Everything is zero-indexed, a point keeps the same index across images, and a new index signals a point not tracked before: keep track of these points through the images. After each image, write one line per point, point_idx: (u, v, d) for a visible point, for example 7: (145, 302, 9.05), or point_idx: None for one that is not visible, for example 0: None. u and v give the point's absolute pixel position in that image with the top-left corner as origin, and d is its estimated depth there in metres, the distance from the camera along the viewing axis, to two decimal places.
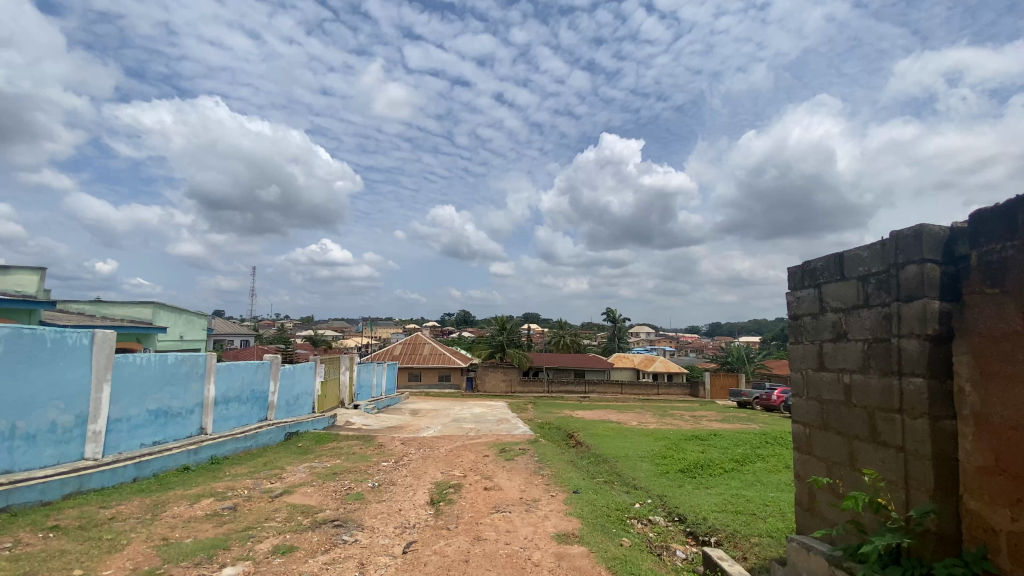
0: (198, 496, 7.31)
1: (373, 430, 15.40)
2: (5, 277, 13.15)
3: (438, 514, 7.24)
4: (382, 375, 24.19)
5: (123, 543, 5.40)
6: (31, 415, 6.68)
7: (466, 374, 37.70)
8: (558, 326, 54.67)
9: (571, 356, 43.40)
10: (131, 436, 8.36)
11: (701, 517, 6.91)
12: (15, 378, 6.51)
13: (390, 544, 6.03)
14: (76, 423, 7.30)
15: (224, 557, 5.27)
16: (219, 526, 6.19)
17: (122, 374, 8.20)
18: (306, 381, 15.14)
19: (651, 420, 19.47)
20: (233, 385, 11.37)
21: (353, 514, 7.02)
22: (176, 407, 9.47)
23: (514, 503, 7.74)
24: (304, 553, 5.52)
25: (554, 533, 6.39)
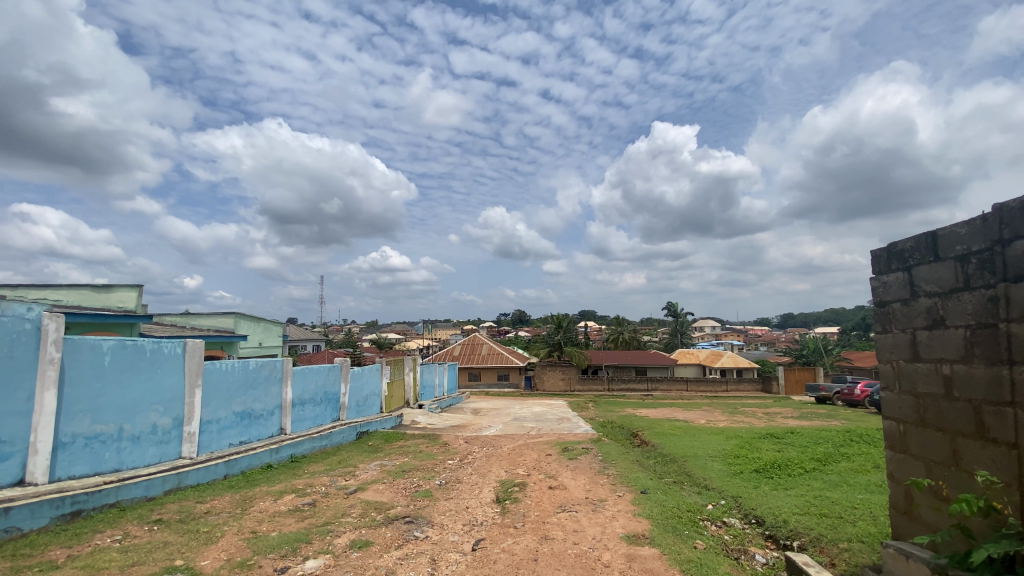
0: (281, 493, 7.81)
1: (438, 429, 15.79)
2: (110, 295, 14.72)
3: (505, 513, 7.28)
4: (444, 375, 24.77)
5: (217, 536, 5.86)
6: (136, 419, 7.40)
7: (525, 373, 37.86)
8: (616, 324, 53.68)
9: (632, 353, 42.43)
10: (221, 436, 9.07)
11: (781, 520, 6.51)
12: (122, 386, 7.20)
13: (459, 541, 6.14)
14: (173, 425, 8.03)
15: (307, 550, 5.59)
16: (300, 521, 6.57)
17: (211, 379, 8.90)
18: (374, 382, 15.79)
19: (720, 418, 18.62)
20: (308, 388, 12.05)
21: (422, 511, 7.23)
22: (258, 409, 10.17)
23: (580, 503, 7.64)
24: (379, 548, 5.74)
25: (623, 534, 6.25)
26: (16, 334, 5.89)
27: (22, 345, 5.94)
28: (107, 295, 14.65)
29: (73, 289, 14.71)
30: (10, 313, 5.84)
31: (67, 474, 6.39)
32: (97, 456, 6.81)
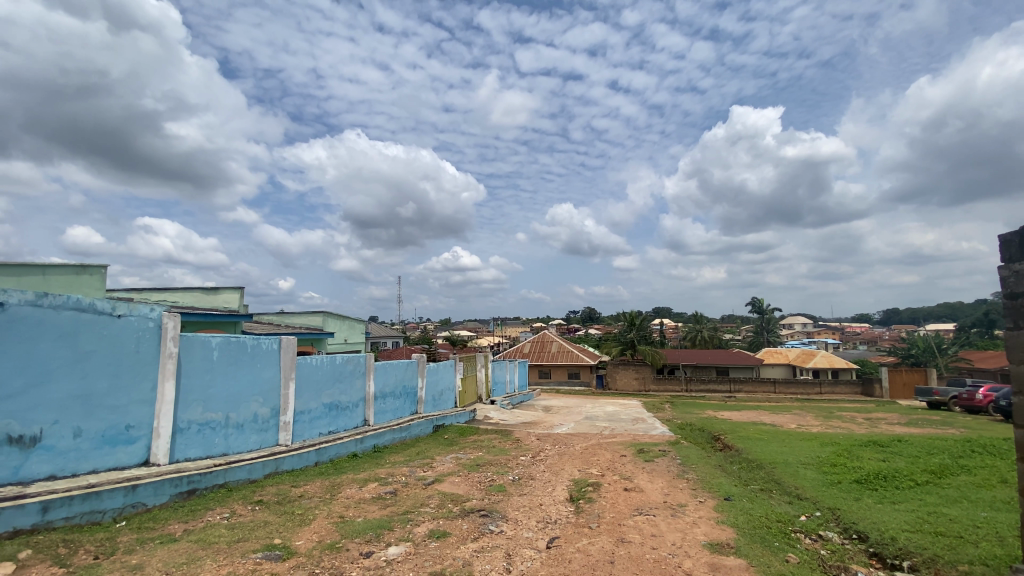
0: (365, 480, 8.28)
1: (510, 425, 15.96)
2: (217, 296, 16.39)
3: (579, 512, 7.19)
4: (515, 372, 24.99)
5: (310, 518, 6.32)
6: (240, 408, 8.16)
7: (597, 371, 37.22)
8: (694, 321, 51.33)
9: (710, 353, 40.36)
10: (312, 425, 9.78)
11: (888, 537, 5.86)
12: (228, 378, 7.96)
13: (534, 538, 6.15)
14: (271, 414, 8.78)
15: (389, 536, 5.86)
16: (383, 508, 6.91)
17: (303, 372, 9.62)
18: (449, 377, 16.27)
19: (813, 423, 17.18)
20: (388, 381, 12.68)
21: (497, 505, 7.34)
22: (345, 401, 10.85)
23: (658, 507, 7.37)
24: (456, 539, 5.90)
25: (706, 542, 5.94)
26: (142, 331, 6.70)
27: (146, 341, 6.75)
28: (215, 297, 16.32)
29: (188, 292, 16.60)
30: (137, 313, 6.65)
31: (183, 456, 7.17)
32: (208, 441, 7.58)
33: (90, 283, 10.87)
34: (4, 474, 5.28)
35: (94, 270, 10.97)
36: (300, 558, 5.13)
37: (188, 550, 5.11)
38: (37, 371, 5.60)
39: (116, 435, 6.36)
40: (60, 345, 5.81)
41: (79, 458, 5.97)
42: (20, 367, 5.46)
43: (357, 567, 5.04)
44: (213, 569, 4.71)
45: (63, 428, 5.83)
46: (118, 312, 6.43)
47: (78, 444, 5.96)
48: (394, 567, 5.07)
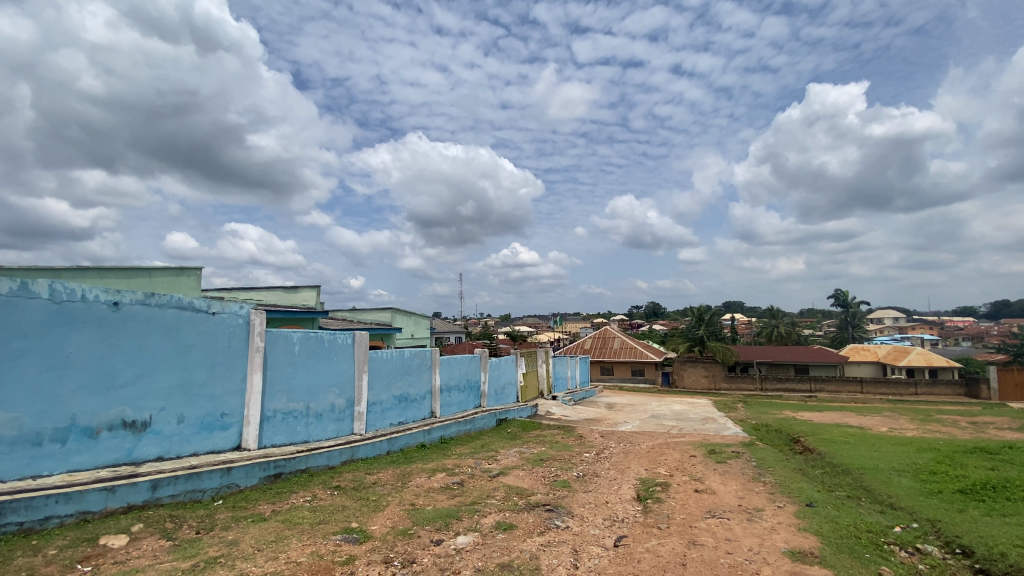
0: (434, 471, 8.57)
1: (573, 421, 15.86)
2: (297, 294, 17.59)
3: (647, 512, 7.01)
4: (576, 369, 24.78)
5: (383, 504, 6.63)
6: (319, 399, 8.70)
7: (662, 368, 36.03)
8: (769, 316, 48.41)
9: (787, 350, 37.89)
10: (383, 416, 10.26)
11: (1000, 554, 5.25)
12: (308, 370, 8.51)
13: (601, 535, 6.07)
14: (347, 405, 9.29)
15: (458, 525, 6.03)
16: (451, 498, 7.11)
17: (375, 365, 10.10)
18: (511, 372, 16.44)
19: (909, 426, 15.68)
20: (453, 375, 13.02)
21: (562, 501, 7.32)
22: (413, 393, 11.27)
23: (733, 510, 7.03)
24: (523, 532, 5.95)
25: (786, 549, 5.59)
26: (233, 327, 7.30)
27: (237, 336, 7.36)
28: (295, 295, 17.52)
29: (271, 291, 17.93)
30: (228, 310, 7.25)
31: (270, 442, 7.77)
32: (292, 429, 8.16)
33: (188, 284, 12.01)
34: (121, 455, 5.95)
35: (191, 272, 12.10)
36: (375, 542, 5.40)
37: (276, 529, 5.53)
38: (146, 363, 6.26)
39: (213, 421, 7.00)
40: (164, 339, 6.46)
41: (182, 442, 6.63)
42: (133, 360, 6.12)
43: (428, 554, 5.22)
44: (298, 547, 5.07)
45: (168, 415, 6.48)
46: (213, 309, 7.05)
47: (181, 429, 6.61)
48: (463, 556, 5.21)
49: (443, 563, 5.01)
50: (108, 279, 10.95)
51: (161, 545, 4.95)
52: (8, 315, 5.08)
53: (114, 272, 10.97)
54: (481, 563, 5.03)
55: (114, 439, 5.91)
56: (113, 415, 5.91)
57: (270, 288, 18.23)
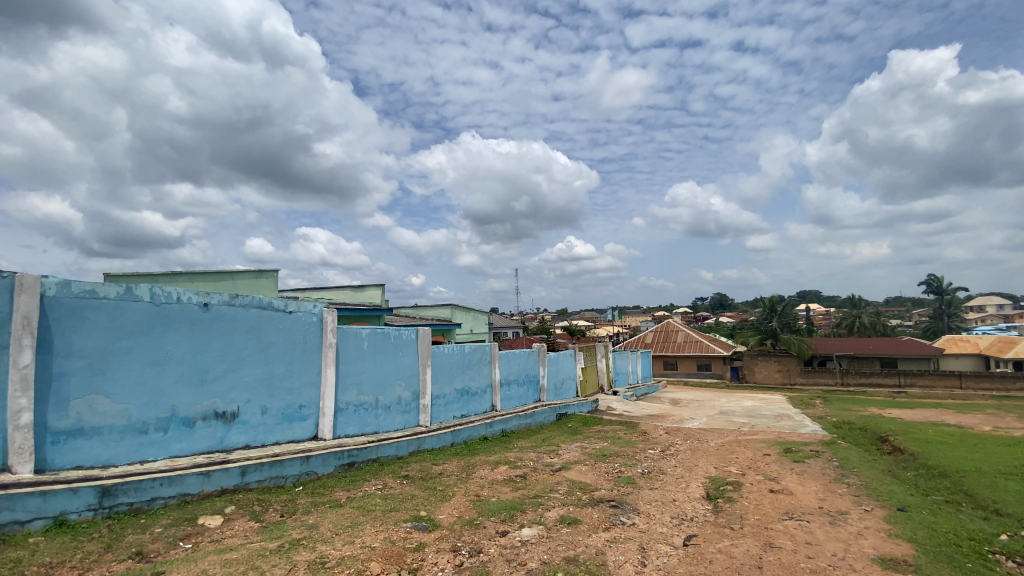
0: (497, 463, 8.71)
1: (636, 417, 15.52)
2: (363, 293, 18.48)
3: (718, 512, 6.75)
4: (638, 363, 24.23)
5: (450, 494, 6.83)
6: (387, 392, 9.09)
7: (730, 363, 34.40)
8: (850, 306, 44.86)
9: (871, 342, 34.98)
10: (447, 409, 10.55)
11: None
12: (377, 365, 8.91)
13: (669, 534, 5.92)
14: (412, 398, 9.64)
15: (523, 518, 6.09)
16: (514, 490, 7.19)
17: (438, 360, 10.40)
18: (570, 367, 16.34)
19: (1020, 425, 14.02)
20: (513, 370, 13.13)
21: (627, 497, 7.21)
22: (474, 386, 11.50)
23: (813, 513, 6.60)
24: (588, 527, 5.92)
25: (875, 556, 5.18)
26: (307, 325, 7.78)
27: (312, 333, 7.83)
28: (361, 294, 18.40)
29: (340, 290, 18.90)
30: (303, 309, 7.71)
31: (344, 432, 8.22)
32: (363, 420, 8.59)
33: (266, 286, 12.89)
34: (213, 442, 6.51)
35: (269, 274, 12.96)
36: (443, 530, 5.58)
37: (352, 515, 5.85)
38: (233, 358, 6.80)
39: (292, 413, 7.50)
40: (248, 336, 6.98)
41: (266, 431, 7.16)
42: (221, 356, 6.67)
43: (495, 544, 5.32)
44: (372, 533, 5.33)
45: (253, 406, 7.01)
46: (290, 308, 7.54)
47: (264, 419, 7.14)
48: (529, 548, 5.26)
49: (510, 554, 5.09)
50: (198, 282, 11.97)
51: (251, 526, 5.39)
52: (116, 317, 5.68)
53: (203, 277, 11.99)
54: (547, 556, 5.05)
55: (207, 428, 6.47)
56: (206, 407, 6.48)
57: (339, 288, 19.22)
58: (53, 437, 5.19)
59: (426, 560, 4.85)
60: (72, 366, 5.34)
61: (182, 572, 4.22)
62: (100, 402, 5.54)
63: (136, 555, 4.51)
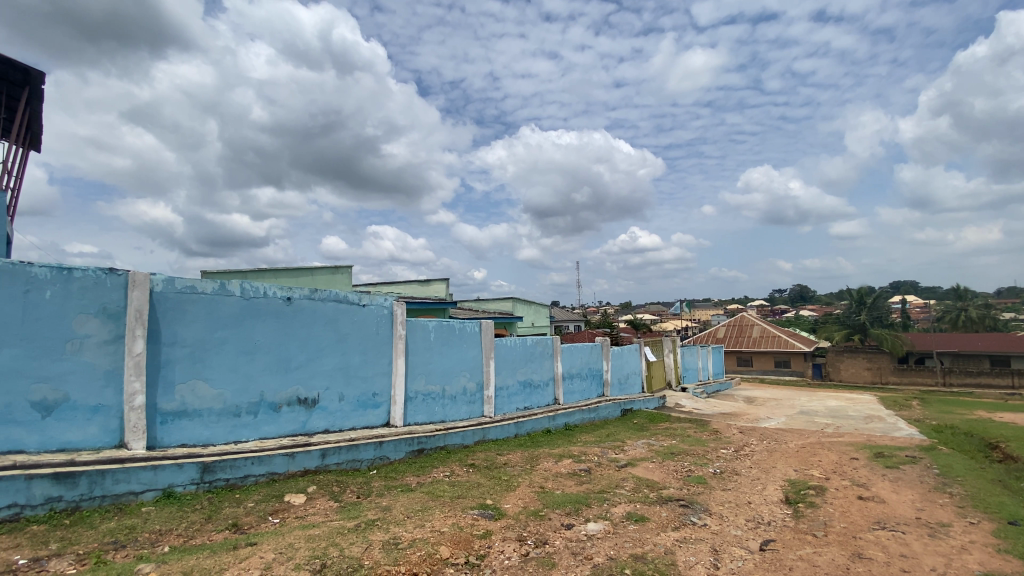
0: (561, 456, 8.69)
1: (706, 415, 14.88)
2: (430, 288, 19.08)
3: (798, 517, 6.33)
4: (708, 359, 23.18)
5: (515, 484, 6.92)
6: (453, 382, 9.34)
7: (812, 360, 32.00)
8: (954, 299, 40.24)
9: (981, 338, 31.22)
10: (510, 400, 10.68)
11: None
12: (444, 355, 9.18)
13: (744, 537, 5.64)
14: (477, 388, 9.84)
15: (588, 512, 6.04)
16: (579, 484, 7.15)
17: (501, 352, 10.53)
18: (635, 362, 15.95)
19: None
20: (575, 363, 13.02)
21: (698, 497, 6.94)
22: (537, 379, 11.54)
23: (909, 524, 6.01)
24: (656, 525, 5.76)
25: (982, 573, 4.66)
26: (379, 317, 8.15)
27: (383, 325, 8.20)
28: (428, 288, 19.02)
29: (408, 284, 19.66)
30: (375, 302, 8.08)
31: (413, 420, 8.56)
32: (430, 409, 8.90)
33: (342, 281, 13.63)
34: (297, 426, 7.01)
35: (344, 270, 13.70)
36: (509, 519, 5.66)
37: (422, 499, 6.09)
38: (313, 349, 7.26)
39: (366, 400, 7.91)
40: (326, 328, 7.43)
41: (343, 417, 7.60)
42: (303, 346, 7.15)
43: (560, 537, 5.32)
44: (441, 518, 5.51)
45: (332, 393, 7.47)
46: (363, 302, 7.92)
47: (342, 406, 7.59)
48: (595, 542, 5.20)
49: (575, 547, 5.07)
50: (282, 278, 12.89)
51: (331, 505, 5.76)
52: (213, 310, 6.25)
53: (285, 273, 12.90)
54: (614, 552, 4.98)
55: (291, 413, 6.98)
56: (291, 393, 6.98)
57: (407, 282, 20.01)
58: (162, 417, 5.81)
59: (492, 548, 4.94)
60: (176, 354, 5.94)
61: (272, 544, 4.59)
62: (200, 387, 6.12)
63: (232, 527, 4.97)
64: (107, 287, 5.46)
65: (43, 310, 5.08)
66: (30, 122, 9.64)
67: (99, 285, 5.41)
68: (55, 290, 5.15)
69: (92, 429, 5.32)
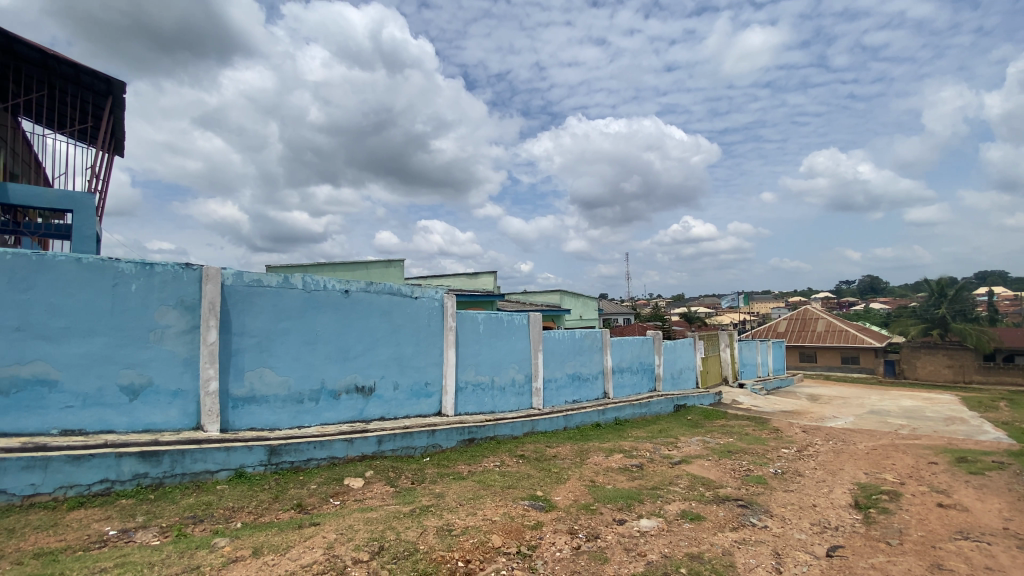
0: (611, 450, 8.57)
1: (766, 413, 14.22)
2: (478, 281, 19.30)
3: (870, 524, 5.92)
4: (768, 355, 22.09)
5: (565, 477, 6.89)
6: (502, 374, 9.42)
7: (884, 356, 29.80)
8: None
9: None
10: (559, 393, 10.65)
11: None
12: (493, 347, 9.27)
13: (809, 541, 5.34)
14: (526, 380, 9.87)
15: (641, 508, 5.93)
16: (631, 480, 7.03)
17: (550, 345, 10.49)
18: (688, 356, 15.45)
19: None
20: (626, 357, 12.77)
21: (757, 498, 6.64)
22: (586, 372, 11.43)
23: (997, 535, 5.49)
24: (713, 525, 5.57)
25: None
26: (430, 309, 8.32)
27: (434, 317, 8.36)
28: (477, 281, 19.23)
29: (456, 277, 19.96)
30: (426, 295, 8.26)
31: (463, 410, 8.72)
32: (480, 399, 9.02)
33: (394, 274, 14.04)
34: (355, 413, 7.31)
35: (396, 264, 14.10)
36: (560, 512, 5.65)
37: (474, 488, 6.19)
38: (368, 339, 7.52)
39: (419, 389, 8.12)
40: (381, 319, 7.66)
41: (397, 405, 7.85)
42: (360, 337, 7.42)
43: (612, 532, 5.25)
44: (493, 507, 5.58)
45: (387, 382, 7.72)
46: (415, 294, 8.12)
47: (396, 394, 7.83)
48: (648, 539, 5.10)
49: (628, 543, 4.99)
50: (338, 272, 13.43)
51: (387, 490, 5.97)
52: (278, 302, 6.59)
53: (342, 267, 13.43)
54: (668, 550, 4.86)
55: (350, 400, 7.27)
56: (349, 381, 7.27)
57: (455, 275, 20.32)
58: (234, 402, 6.21)
59: (544, 539, 4.95)
60: (245, 343, 6.33)
61: (333, 524, 4.81)
62: (267, 374, 6.49)
63: (297, 507, 5.26)
64: (184, 281, 5.87)
65: (130, 302, 5.54)
66: (113, 129, 10.50)
67: (177, 279, 5.83)
68: (139, 284, 5.59)
69: (173, 411, 5.78)
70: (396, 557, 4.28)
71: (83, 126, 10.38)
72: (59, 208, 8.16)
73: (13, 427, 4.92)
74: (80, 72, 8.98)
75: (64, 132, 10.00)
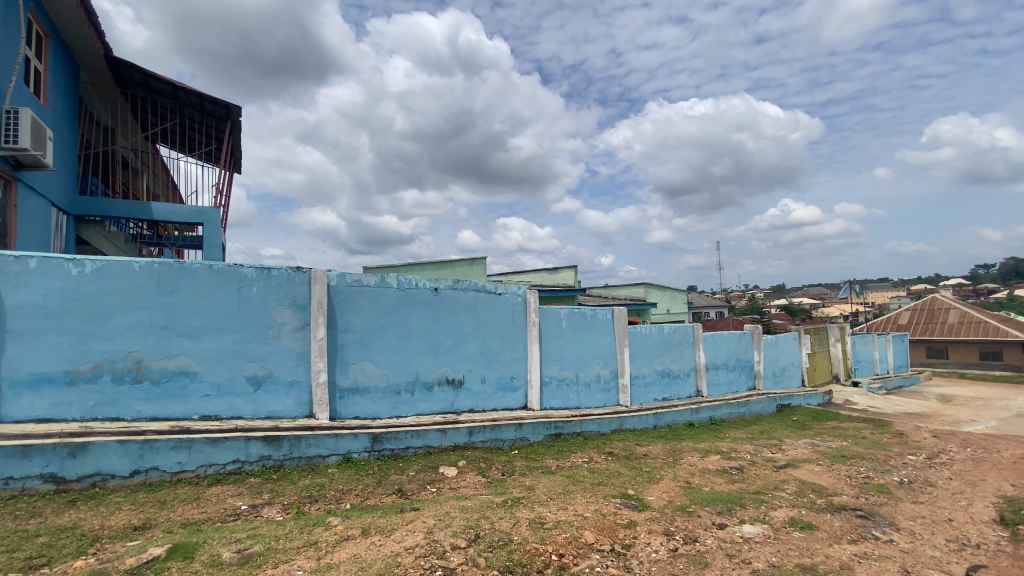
0: (707, 451, 8.15)
1: (887, 415, 12.68)
2: (559, 276, 19.23)
3: (1021, 542, 5.09)
4: (887, 350, 19.71)
5: (658, 477, 6.66)
6: (587, 369, 9.32)
7: None
8: None
9: None
10: (647, 390, 10.32)
11: None
12: (578, 343, 9.20)
13: (945, 560, 4.70)
14: (611, 376, 9.69)
15: (743, 513, 5.57)
16: (731, 483, 6.63)
17: (636, 340, 10.19)
18: (791, 352, 14.23)
19: None
20: (720, 353, 12.05)
21: (879, 509, 5.96)
22: (676, 369, 10.95)
23: None
24: (827, 535, 5.09)
25: None
26: (514, 305, 8.45)
27: (518, 312, 8.47)
28: (557, 276, 19.18)
29: (538, 273, 20.05)
30: (510, 291, 8.39)
31: (549, 405, 8.76)
32: (566, 394, 9.01)
33: (478, 272, 14.42)
34: (447, 405, 7.63)
35: (480, 262, 14.47)
36: (653, 512, 5.47)
37: (563, 483, 6.19)
38: (457, 335, 7.79)
39: (506, 383, 8.29)
40: (468, 315, 7.91)
41: (485, 399, 8.06)
42: (449, 332, 7.71)
43: (711, 536, 5.00)
44: (583, 503, 5.54)
45: (475, 375, 7.96)
46: (499, 291, 8.27)
47: (484, 387, 8.05)
48: (752, 546, 4.79)
49: (730, 549, 4.71)
50: (426, 271, 14.05)
51: (479, 480, 6.17)
52: (376, 300, 7.05)
53: (429, 266, 14.04)
54: (776, 559, 4.53)
55: (442, 392, 7.60)
56: (440, 374, 7.60)
57: (536, 271, 20.41)
58: (341, 392, 6.75)
59: (638, 539, 4.83)
60: (349, 338, 6.84)
61: (432, 510, 5.06)
62: (368, 367, 6.97)
63: (398, 492, 5.61)
64: (295, 283, 6.48)
65: (252, 302, 6.22)
66: (233, 149, 11.81)
67: (290, 281, 6.44)
68: (259, 286, 6.26)
69: (290, 400, 6.40)
70: (491, 546, 4.40)
71: (208, 148, 11.75)
72: (192, 222, 9.34)
73: (163, 412, 5.71)
74: (204, 101, 10.14)
75: (194, 154, 11.47)
